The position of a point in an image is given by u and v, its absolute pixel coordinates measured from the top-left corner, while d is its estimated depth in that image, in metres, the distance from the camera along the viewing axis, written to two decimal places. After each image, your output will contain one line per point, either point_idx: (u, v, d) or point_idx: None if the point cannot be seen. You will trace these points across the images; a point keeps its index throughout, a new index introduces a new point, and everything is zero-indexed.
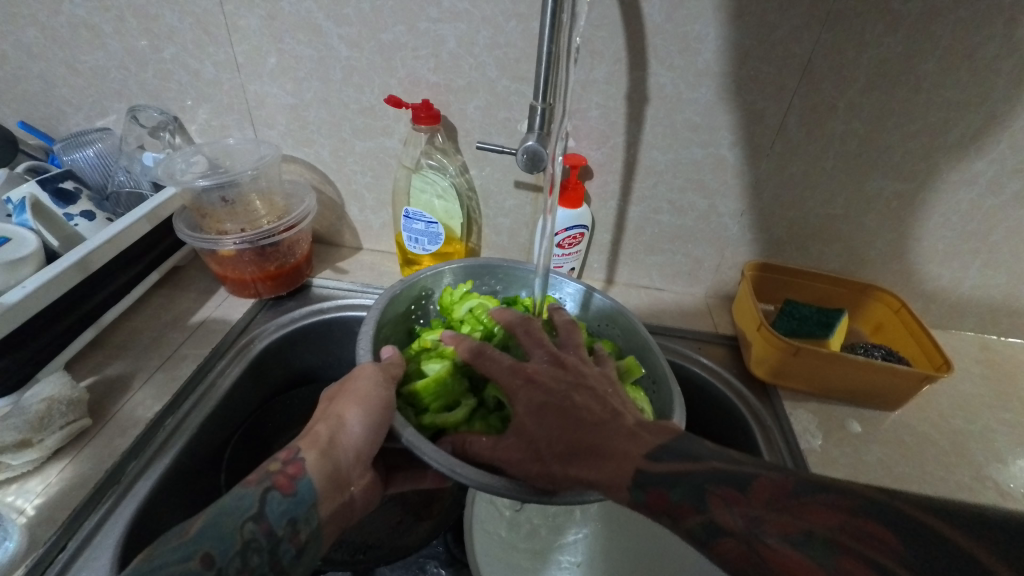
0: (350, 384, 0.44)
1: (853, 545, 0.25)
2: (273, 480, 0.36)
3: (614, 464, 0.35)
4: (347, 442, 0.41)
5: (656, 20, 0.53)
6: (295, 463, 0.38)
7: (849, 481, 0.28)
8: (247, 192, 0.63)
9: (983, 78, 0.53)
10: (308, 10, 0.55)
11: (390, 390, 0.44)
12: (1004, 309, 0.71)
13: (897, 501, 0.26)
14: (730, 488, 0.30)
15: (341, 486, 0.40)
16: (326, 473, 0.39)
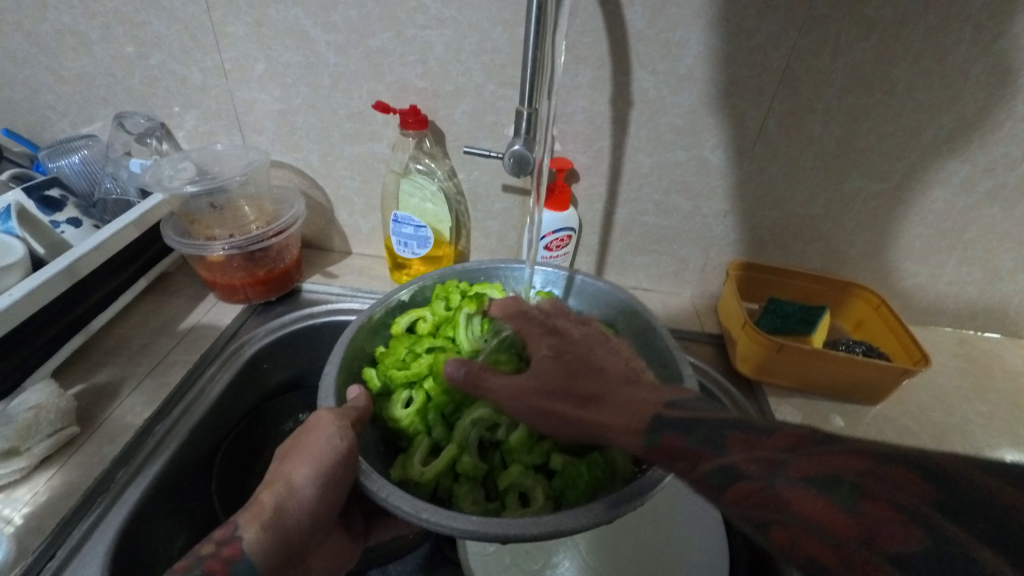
0: (301, 438, 0.42)
1: (873, 555, 0.23)
2: (207, 564, 0.35)
3: (621, 410, 0.38)
4: (295, 506, 0.41)
5: (637, 26, 0.54)
6: (233, 542, 0.37)
7: (868, 461, 0.26)
8: (236, 198, 0.63)
9: (953, 81, 0.55)
10: (296, 17, 0.56)
11: (345, 445, 0.42)
12: (980, 304, 0.73)
13: (925, 496, 0.23)
14: (825, 539, 0.25)
15: (286, 552, 0.40)
16: (270, 546, 0.38)
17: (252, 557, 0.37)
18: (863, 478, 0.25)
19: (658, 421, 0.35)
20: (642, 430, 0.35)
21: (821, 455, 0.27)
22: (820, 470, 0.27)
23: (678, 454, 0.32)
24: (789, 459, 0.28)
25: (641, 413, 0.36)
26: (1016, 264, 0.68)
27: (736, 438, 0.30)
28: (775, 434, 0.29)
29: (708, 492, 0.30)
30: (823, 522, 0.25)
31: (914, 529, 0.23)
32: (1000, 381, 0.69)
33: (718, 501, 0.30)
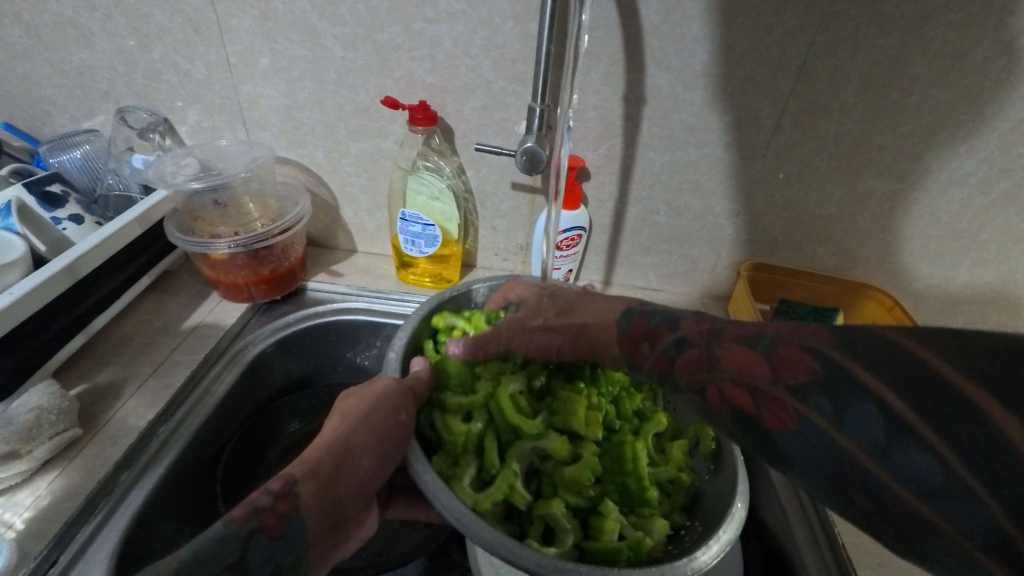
0: (358, 404, 0.43)
1: (786, 389, 0.30)
2: (262, 516, 0.34)
3: (600, 311, 0.46)
4: (348, 472, 0.39)
5: (652, 22, 0.53)
6: (289, 498, 0.35)
7: (796, 328, 0.32)
8: (240, 195, 0.62)
9: (973, 79, 0.54)
10: (302, 11, 0.55)
11: (398, 415, 0.43)
12: (993, 306, 0.72)
13: (879, 373, 0.26)
14: (742, 382, 0.32)
15: (338, 521, 0.38)
16: (324, 508, 0.37)
17: (307, 513, 0.35)
18: (787, 338, 0.32)
19: (628, 312, 0.43)
20: (616, 323, 0.43)
21: (755, 327, 0.34)
22: (750, 333, 0.34)
23: (642, 335, 0.40)
24: (727, 332, 0.35)
25: (614, 309, 0.45)
26: None
27: (690, 319, 0.38)
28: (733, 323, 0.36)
29: (663, 369, 0.38)
30: (745, 369, 0.32)
31: (851, 401, 0.27)
32: None
33: (670, 375, 0.38)
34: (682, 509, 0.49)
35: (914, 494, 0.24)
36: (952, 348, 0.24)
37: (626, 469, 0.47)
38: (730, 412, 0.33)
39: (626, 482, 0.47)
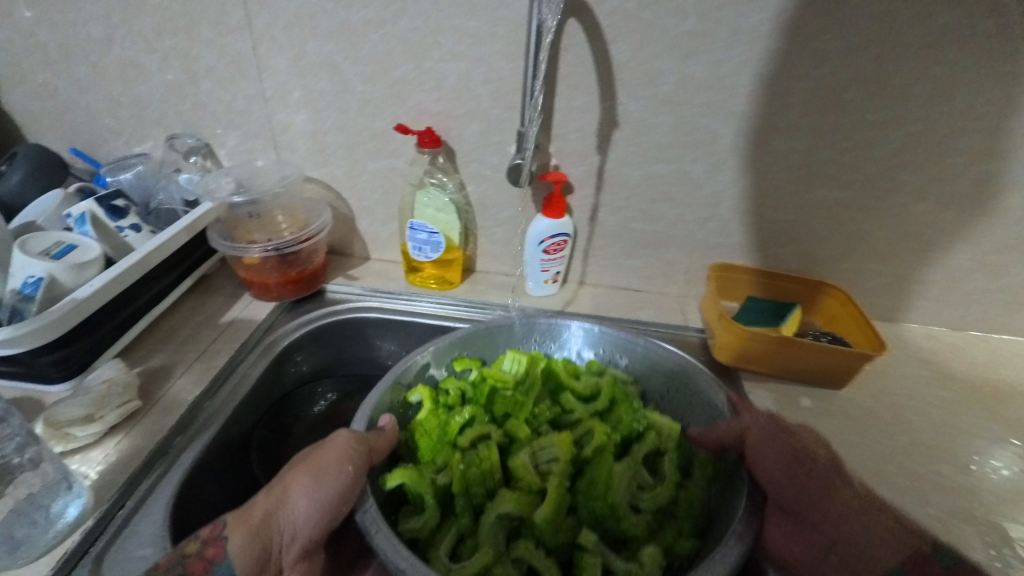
0: (320, 454, 0.49)
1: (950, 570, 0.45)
2: (188, 564, 0.42)
3: None
4: (284, 518, 0.46)
5: (622, 58, 0.63)
6: (217, 544, 0.43)
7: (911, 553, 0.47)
8: (270, 208, 0.71)
9: (899, 101, 0.63)
10: (329, 52, 0.65)
11: (344, 478, 0.48)
12: (944, 302, 0.80)
13: None
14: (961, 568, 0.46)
15: (265, 565, 0.45)
16: (248, 555, 0.44)
17: (231, 561, 0.43)
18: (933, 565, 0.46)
19: None
20: None
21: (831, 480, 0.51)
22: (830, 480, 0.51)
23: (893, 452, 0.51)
24: None
25: None
26: (972, 264, 0.76)
27: None
28: None
29: None
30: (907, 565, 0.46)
31: None
32: (962, 371, 0.76)
33: None
34: (690, 534, 0.52)
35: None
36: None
37: (598, 493, 0.51)
38: None
39: (597, 503, 0.51)
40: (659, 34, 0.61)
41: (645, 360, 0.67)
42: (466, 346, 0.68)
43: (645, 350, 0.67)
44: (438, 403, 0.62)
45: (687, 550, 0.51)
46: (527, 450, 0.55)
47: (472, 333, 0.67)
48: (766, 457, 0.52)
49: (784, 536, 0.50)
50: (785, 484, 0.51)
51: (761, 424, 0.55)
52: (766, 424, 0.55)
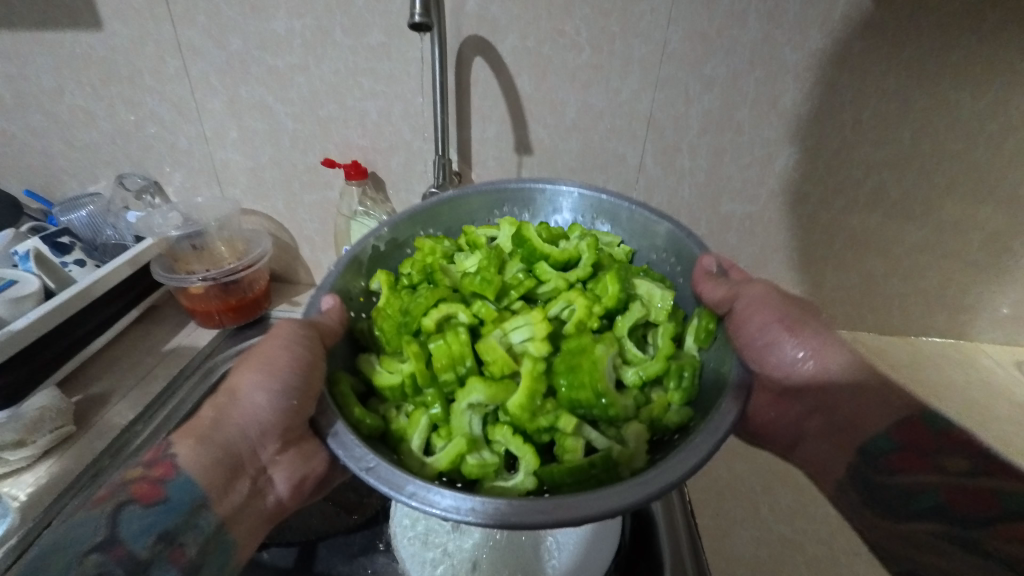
0: (268, 351, 0.47)
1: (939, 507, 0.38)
2: (136, 487, 0.40)
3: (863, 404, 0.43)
4: (235, 414, 0.46)
5: (527, 90, 0.68)
6: (165, 461, 0.42)
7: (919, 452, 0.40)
8: (213, 240, 0.76)
9: (790, 119, 0.68)
10: (261, 95, 0.70)
11: (304, 350, 0.47)
12: (864, 306, 0.84)
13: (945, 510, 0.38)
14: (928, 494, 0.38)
15: (232, 463, 0.45)
16: (204, 456, 0.43)
17: (186, 471, 0.42)
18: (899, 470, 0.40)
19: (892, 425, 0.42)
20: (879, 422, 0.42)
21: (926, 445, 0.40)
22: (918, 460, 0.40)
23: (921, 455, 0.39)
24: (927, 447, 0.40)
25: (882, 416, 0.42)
26: (885, 269, 0.79)
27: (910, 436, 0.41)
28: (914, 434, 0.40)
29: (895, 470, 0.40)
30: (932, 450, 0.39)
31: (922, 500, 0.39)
32: (879, 371, 0.80)
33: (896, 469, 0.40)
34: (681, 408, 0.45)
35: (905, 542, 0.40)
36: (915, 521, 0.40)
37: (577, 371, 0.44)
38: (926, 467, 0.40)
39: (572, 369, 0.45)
40: (558, 68, 0.66)
41: (636, 228, 0.58)
42: (434, 221, 0.61)
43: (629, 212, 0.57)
44: (400, 288, 0.54)
45: (677, 424, 0.44)
46: (499, 332, 0.48)
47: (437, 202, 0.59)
48: (822, 401, 0.45)
49: (784, 408, 0.49)
50: (818, 380, 0.45)
51: (758, 295, 0.48)
52: (764, 315, 0.47)
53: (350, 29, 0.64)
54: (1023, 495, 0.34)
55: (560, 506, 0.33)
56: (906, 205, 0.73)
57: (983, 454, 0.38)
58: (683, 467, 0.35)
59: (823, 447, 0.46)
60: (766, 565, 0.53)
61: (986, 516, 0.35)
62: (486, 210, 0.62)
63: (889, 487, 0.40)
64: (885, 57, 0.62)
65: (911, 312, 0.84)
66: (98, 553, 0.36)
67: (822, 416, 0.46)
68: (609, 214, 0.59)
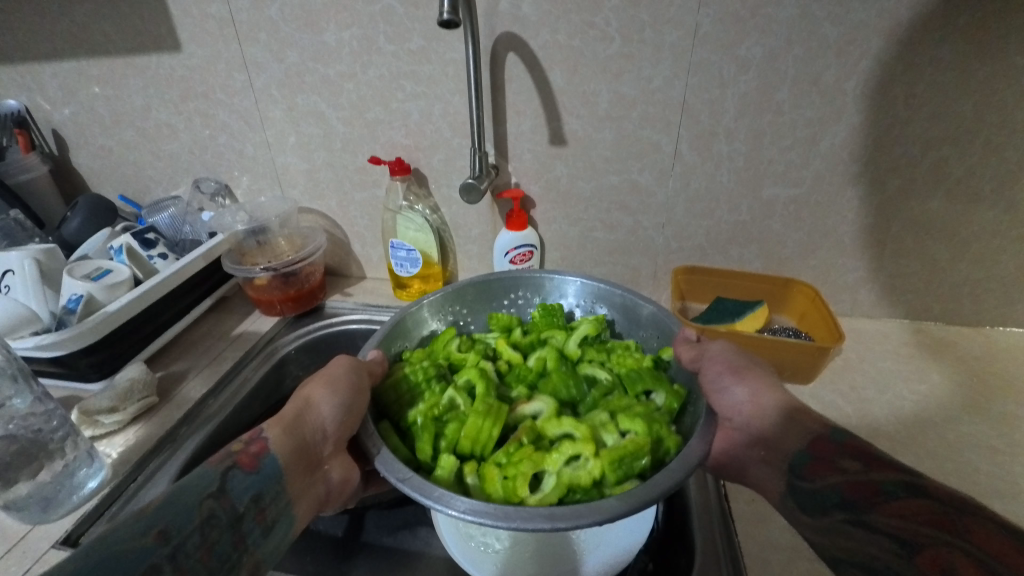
0: (328, 376, 0.54)
1: (879, 503, 0.37)
2: (237, 457, 0.44)
3: (794, 430, 0.46)
4: (310, 420, 0.51)
5: (560, 83, 0.69)
6: (258, 441, 0.47)
7: (859, 467, 0.40)
8: (275, 236, 0.83)
9: (834, 97, 0.65)
10: (315, 102, 0.77)
11: (357, 379, 0.55)
12: (930, 296, 0.78)
13: (879, 508, 0.36)
14: (862, 488, 0.38)
15: (306, 457, 0.49)
16: (290, 444, 0.48)
17: (276, 452, 0.46)
18: (845, 478, 0.40)
19: (832, 431, 0.43)
20: (827, 430, 0.44)
21: (865, 458, 0.40)
22: (839, 468, 0.41)
23: (835, 455, 0.42)
24: (860, 460, 0.40)
25: (804, 431, 0.45)
26: (952, 254, 0.74)
27: (841, 443, 0.42)
28: (848, 445, 0.42)
29: (814, 474, 0.42)
30: (873, 465, 0.39)
31: (876, 489, 0.38)
32: (948, 363, 0.74)
33: (807, 477, 0.42)
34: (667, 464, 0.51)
35: (846, 521, 0.38)
36: (845, 521, 0.38)
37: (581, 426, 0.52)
38: (861, 462, 0.40)
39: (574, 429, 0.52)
40: (590, 60, 0.67)
41: (625, 308, 0.65)
42: (461, 301, 0.69)
43: (623, 299, 0.65)
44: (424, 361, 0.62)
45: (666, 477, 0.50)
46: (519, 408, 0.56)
47: (465, 284, 0.68)
48: (756, 428, 0.48)
49: (730, 443, 0.50)
50: (752, 414, 0.48)
51: (720, 352, 0.53)
52: (721, 366, 0.52)
53: (393, 36, 0.69)
54: (901, 480, 0.37)
55: (556, 515, 0.40)
56: (973, 183, 0.68)
57: (876, 457, 0.40)
58: (666, 484, 0.42)
59: (759, 473, 0.47)
60: (807, 554, 0.50)
61: (876, 503, 0.37)
62: (501, 293, 0.70)
63: (803, 490, 0.42)
64: (937, 25, 0.59)
65: (985, 301, 0.77)
66: (215, 499, 0.40)
67: (759, 444, 0.47)
68: (606, 299, 0.67)
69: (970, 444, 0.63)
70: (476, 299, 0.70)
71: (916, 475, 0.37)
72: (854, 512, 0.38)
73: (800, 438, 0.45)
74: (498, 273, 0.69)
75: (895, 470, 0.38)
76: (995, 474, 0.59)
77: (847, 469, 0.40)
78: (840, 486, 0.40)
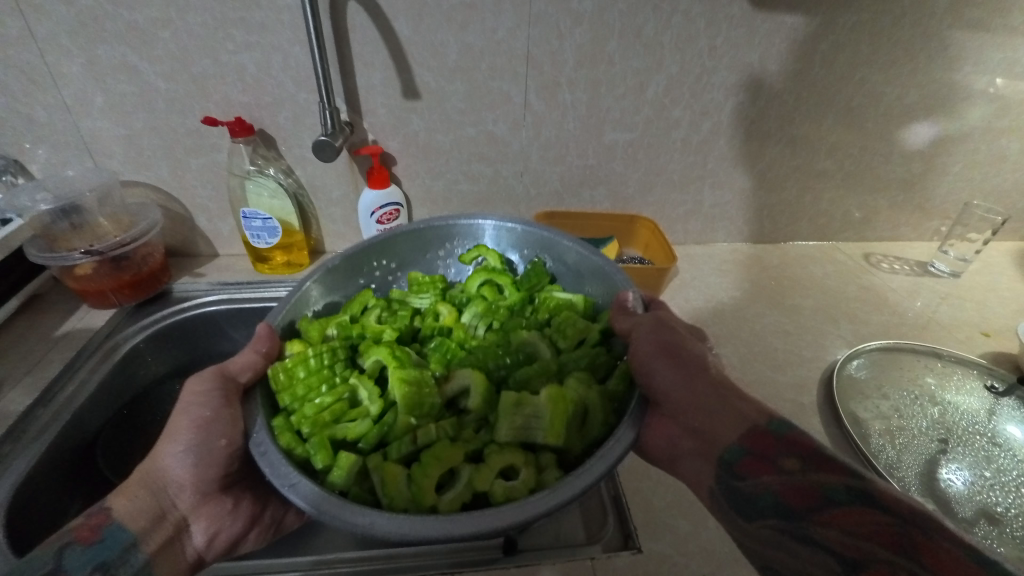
0: (178, 419, 0.49)
1: (824, 510, 0.41)
2: (76, 532, 0.44)
3: (728, 424, 0.48)
4: (160, 476, 0.49)
5: (406, 33, 0.68)
6: (100, 514, 0.45)
7: (806, 474, 0.44)
8: (94, 217, 0.72)
9: (654, 49, 0.74)
10: (123, 55, 0.66)
11: (200, 412, 0.49)
12: (740, 220, 0.94)
13: (826, 518, 0.41)
14: (826, 502, 0.42)
15: (157, 515, 0.47)
16: (135, 512, 0.46)
17: (118, 521, 0.45)
18: (785, 485, 0.44)
19: (771, 425, 0.47)
20: (767, 426, 0.47)
21: (812, 463, 0.44)
22: (774, 474, 0.44)
23: (772, 455, 0.45)
24: (812, 463, 0.44)
25: (737, 426, 0.47)
26: (753, 182, 0.89)
27: (790, 442, 0.45)
28: (786, 449, 0.45)
29: (750, 474, 0.45)
30: (818, 471, 0.43)
31: (830, 496, 0.42)
32: (755, 272, 0.91)
33: (740, 477, 0.45)
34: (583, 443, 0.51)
35: (789, 528, 0.42)
36: (789, 528, 0.42)
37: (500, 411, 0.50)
38: (803, 461, 0.44)
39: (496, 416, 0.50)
40: (434, 9, 0.67)
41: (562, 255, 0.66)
42: (389, 252, 0.67)
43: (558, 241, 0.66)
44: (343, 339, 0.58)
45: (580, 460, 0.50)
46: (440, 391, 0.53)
47: (395, 234, 0.66)
48: (694, 422, 0.48)
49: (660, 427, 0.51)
50: (690, 402, 0.48)
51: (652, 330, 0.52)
52: (651, 348, 0.51)
53: None
54: (842, 484, 0.42)
55: (445, 526, 0.39)
56: (763, 122, 0.83)
57: (816, 454, 0.44)
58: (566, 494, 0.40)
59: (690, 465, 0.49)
60: None
61: (816, 506, 0.42)
62: (437, 243, 0.69)
63: (742, 491, 0.45)
64: None
65: (781, 220, 0.95)
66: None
67: (693, 437, 0.48)
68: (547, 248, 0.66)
69: (770, 332, 0.79)
70: (410, 248, 0.68)
71: (860, 480, 0.42)
72: (795, 525, 0.42)
73: (734, 434, 0.47)
74: (428, 221, 0.67)
75: (846, 475, 0.43)
76: (788, 351, 0.75)
77: (790, 472, 0.44)
78: (791, 487, 0.43)
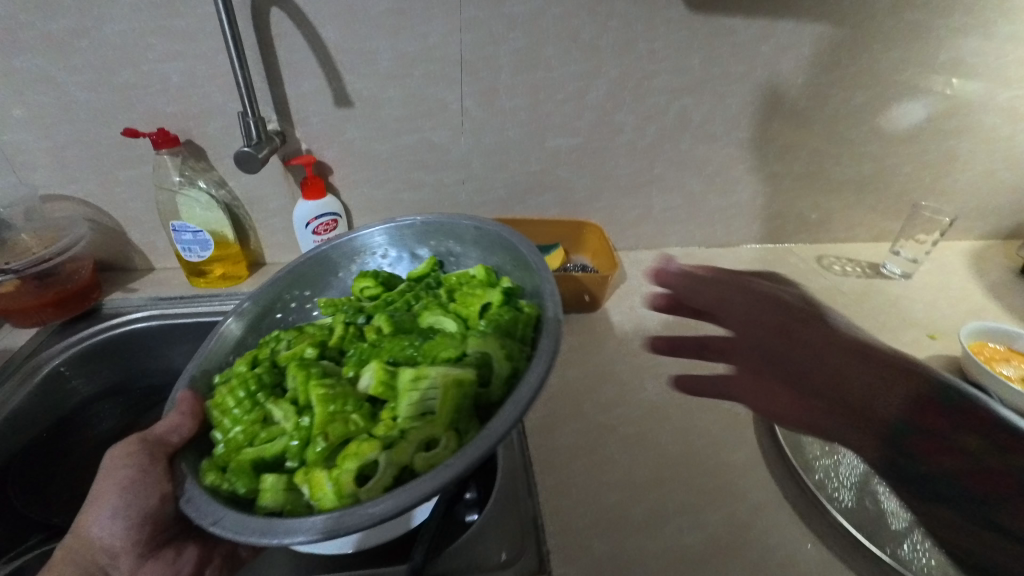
0: (102, 485, 0.51)
1: (923, 405, 0.43)
2: None
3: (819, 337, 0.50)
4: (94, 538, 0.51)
5: (334, 40, 0.67)
6: None
7: (900, 381, 0.46)
8: (20, 233, 0.73)
9: (592, 53, 0.73)
10: (38, 65, 0.64)
11: (121, 473, 0.50)
12: (693, 224, 0.94)
13: (929, 418, 0.43)
14: (928, 402, 0.43)
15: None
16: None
17: None
18: (882, 388, 0.45)
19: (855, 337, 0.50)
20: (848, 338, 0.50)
21: (900, 371, 0.46)
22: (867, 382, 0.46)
23: (862, 361, 0.48)
24: (898, 371, 0.46)
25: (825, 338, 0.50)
26: (703, 186, 0.88)
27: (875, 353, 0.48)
28: (872, 359, 0.48)
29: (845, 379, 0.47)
30: (906, 378, 0.46)
31: (926, 393, 0.44)
32: None
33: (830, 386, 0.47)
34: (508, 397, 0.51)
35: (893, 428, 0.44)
36: (895, 428, 0.44)
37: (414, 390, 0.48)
38: (893, 367, 0.47)
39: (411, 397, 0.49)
40: (362, 15, 0.65)
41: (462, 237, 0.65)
42: (301, 283, 0.66)
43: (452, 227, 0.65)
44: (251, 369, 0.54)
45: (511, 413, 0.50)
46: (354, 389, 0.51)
47: (300, 263, 0.65)
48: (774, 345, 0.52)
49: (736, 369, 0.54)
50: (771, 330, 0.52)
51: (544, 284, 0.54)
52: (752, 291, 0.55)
53: None
54: (939, 386, 0.44)
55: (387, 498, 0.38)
56: (709, 126, 0.82)
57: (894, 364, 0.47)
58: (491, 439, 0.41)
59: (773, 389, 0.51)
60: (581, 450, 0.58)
61: (914, 404, 0.44)
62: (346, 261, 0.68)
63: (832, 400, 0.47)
64: None
65: (734, 223, 0.95)
66: None
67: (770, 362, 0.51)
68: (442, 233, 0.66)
69: None
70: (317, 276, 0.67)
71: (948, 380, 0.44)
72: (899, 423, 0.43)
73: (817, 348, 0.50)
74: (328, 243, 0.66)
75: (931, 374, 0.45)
76: None
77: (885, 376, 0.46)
78: (888, 387, 0.45)
